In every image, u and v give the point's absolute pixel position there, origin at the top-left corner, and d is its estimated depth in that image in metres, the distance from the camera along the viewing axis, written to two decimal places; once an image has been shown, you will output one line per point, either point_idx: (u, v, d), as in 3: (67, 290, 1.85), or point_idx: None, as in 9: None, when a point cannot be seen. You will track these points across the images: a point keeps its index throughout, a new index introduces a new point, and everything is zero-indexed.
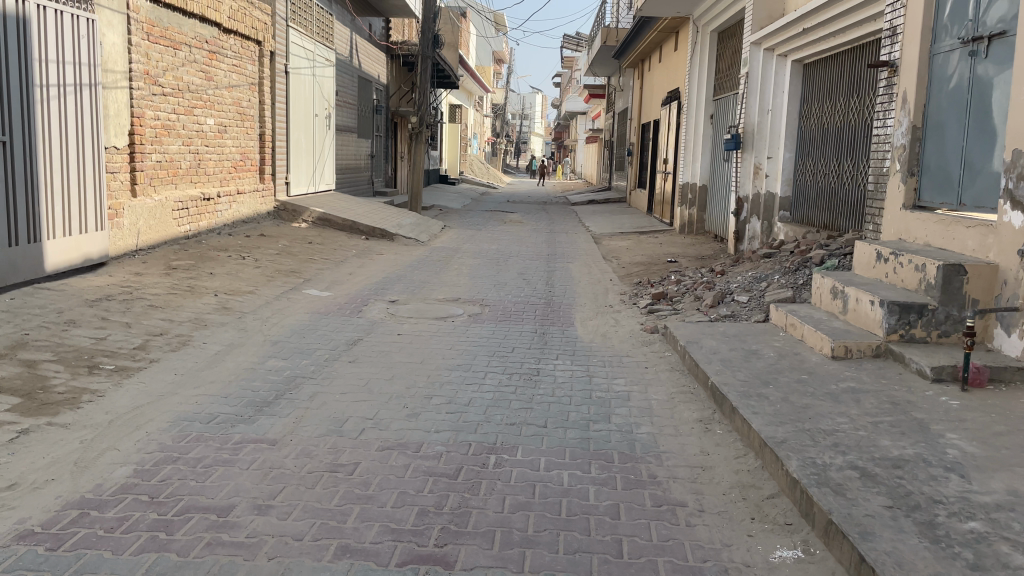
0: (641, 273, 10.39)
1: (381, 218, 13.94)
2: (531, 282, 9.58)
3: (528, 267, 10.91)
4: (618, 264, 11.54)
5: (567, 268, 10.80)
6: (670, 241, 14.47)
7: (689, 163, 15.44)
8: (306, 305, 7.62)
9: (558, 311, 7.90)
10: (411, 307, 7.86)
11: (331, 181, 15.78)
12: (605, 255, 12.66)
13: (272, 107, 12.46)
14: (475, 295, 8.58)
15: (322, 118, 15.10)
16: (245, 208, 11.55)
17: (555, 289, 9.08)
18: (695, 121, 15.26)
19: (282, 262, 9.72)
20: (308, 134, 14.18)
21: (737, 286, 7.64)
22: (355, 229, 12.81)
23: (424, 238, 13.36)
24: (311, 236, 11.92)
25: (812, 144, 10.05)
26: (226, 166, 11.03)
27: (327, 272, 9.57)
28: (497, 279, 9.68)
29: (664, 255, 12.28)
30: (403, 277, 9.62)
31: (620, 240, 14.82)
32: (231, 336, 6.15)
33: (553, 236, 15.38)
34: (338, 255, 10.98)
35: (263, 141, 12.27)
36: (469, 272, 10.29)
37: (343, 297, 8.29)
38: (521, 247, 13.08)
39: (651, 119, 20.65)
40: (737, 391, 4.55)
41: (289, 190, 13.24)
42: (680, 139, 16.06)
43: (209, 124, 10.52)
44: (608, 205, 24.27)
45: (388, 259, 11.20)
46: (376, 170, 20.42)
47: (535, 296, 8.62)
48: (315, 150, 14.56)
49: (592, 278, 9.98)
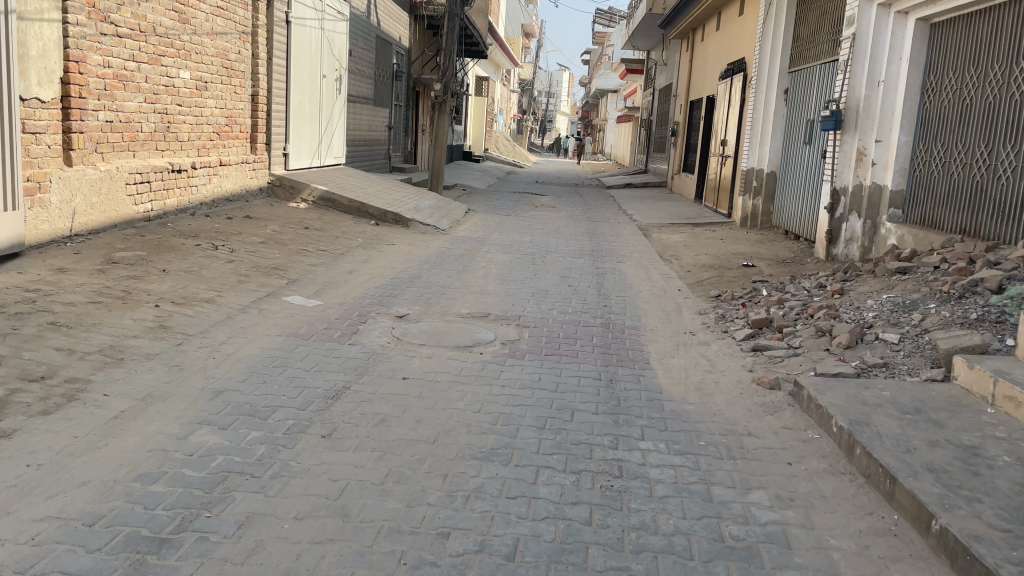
0: (716, 280, 8.26)
1: (395, 199, 11.91)
2: (580, 291, 7.48)
3: (571, 268, 8.81)
4: (682, 266, 9.40)
5: (620, 272, 8.70)
6: (733, 238, 12.31)
7: (756, 146, 13.23)
8: (283, 321, 5.62)
9: (624, 338, 5.82)
10: (426, 328, 5.83)
11: (340, 154, 13.69)
12: (660, 252, 10.52)
13: (268, 62, 10.40)
14: (511, 310, 6.52)
15: (332, 80, 13.01)
16: (230, 183, 9.54)
17: (613, 303, 6.99)
18: (765, 97, 13.02)
19: (266, 254, 7.71)
20: (313, 97, 12.10)
21: (874, 316, 5.50)
22: (363, 212, 10.76)
23: (445, 226, 11.30)
24: (308, 220, 9.89)
25: (941, 126, 7.88)
26: (205, 130, 9.01)
27: (322, 269, 7.56)
28: (536, 286, 7.60)
29: (734, 255, 10.12)
30: (418, 279, 7.59)
31: (675, 234, 12.67)
32: (154, 381, 4.15)
33: (594, 225, 13.23)
34: (341, 245, 8.98)
35: (255, 103, 10.22)
36: (501, 273, 8.24)
37: (335, 306, 6.28)
38: (559, 240, 10.98)
39: (702, 96, 18.40)
40: (1014, 565, 2.47)
41: (288, 163, 11.20)
42: (745, 117, 13.81)
43: (183, 78, 8.48)
44: (647, 191, 22.11)
45: (401, 252, 9.17)
46: (393, 143, 18.31)
47: (589, 314, 6.54)
48: (321, 117, 12.51)
49: (656, 288, 7.87)
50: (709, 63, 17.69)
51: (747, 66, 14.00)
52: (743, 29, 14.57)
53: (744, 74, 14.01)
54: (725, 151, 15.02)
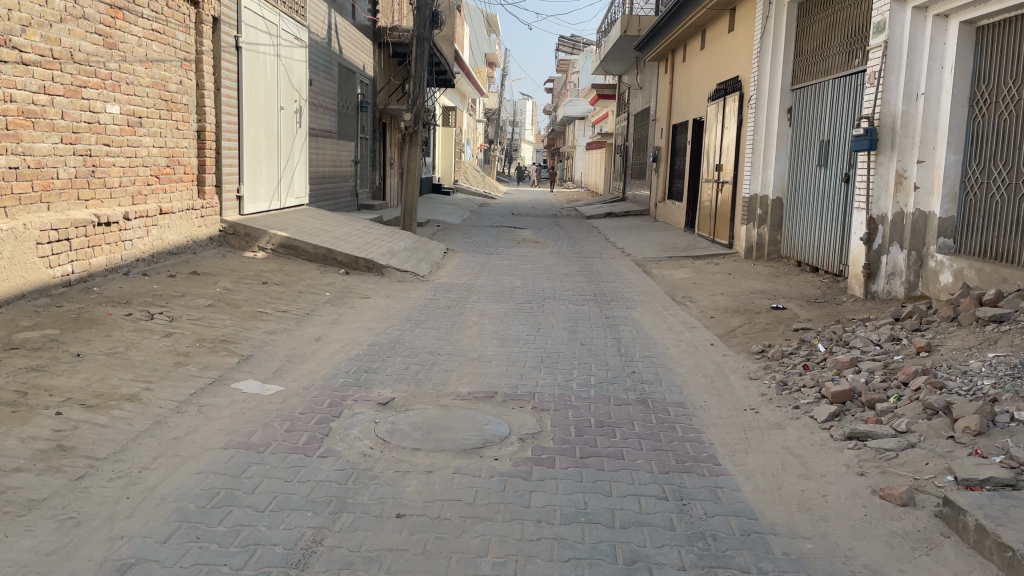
0: (750, 329, 7.06)
1: (366, 242, 10.62)
2: (597, 352, 6.21)
3: (577, 319, 7.56)
4: (701, 310, 8.19)
5: (634, 322, 7.47)
6: (741, 272, 11.18)
7: (759, 170, 12.19)
8: (231, 420, 4.28)
9: (673, 423, 4.55)
10: (418, 419, 4.52)
11: (303, 194, 12.37)
12: (670, 293, 9.34)
13: (216, 93, 9.10)
14: (521, 385, 5.24)
15: (291, 112, 11.74)
16: (172, 234, 8.18)
17: (642, 369, 5.73)
18: (767, 117, 12.00)
19: (216, 320, 6.37)
20: (270, 131, 10.81)
21: (992, 384, 4.32)
22: (330, 259, 9.46)
23: (424, 271, 10.04)
24: (268, 272, 8.54)
25: (1000, 142, 6.79)
26: (141, 173, 7.66)
27: (285, 338, 6.23)
28: (545, 348, 6.33)
29: (755, 295, 8.95)
30: (401, 345, 6.29)
31: (676, 270, 11.51)
32: (27, 556, 2.79)
33: (587, 262, 12.02)
34: (306, 302, 7.67)
35: (202, 140, 8.90)
36: (498, 331, 6.97)
37: (302, 392, 4.95)
38: (554, 283, 9.74)
39: (687, 119, 17.46)
40: None
41: (242, 208, 9.86)
42: (744, 139, 12.79)
43: (112, 112, 7.15)
44: (629, 220, 21.04)
45: (376, 306, 7.88)
46: (361, 179, 17.03)
47: (617, 387, 5.27)
48: (280, 154, 11.22)
49: (684, 343, 6.64)
50: (694, 84, 16.77)
51: (743, 85, 13.01)
52: (734, 47, 13.63)
53: (740, 93, 13.02)
54: (721, 177, 13.99)
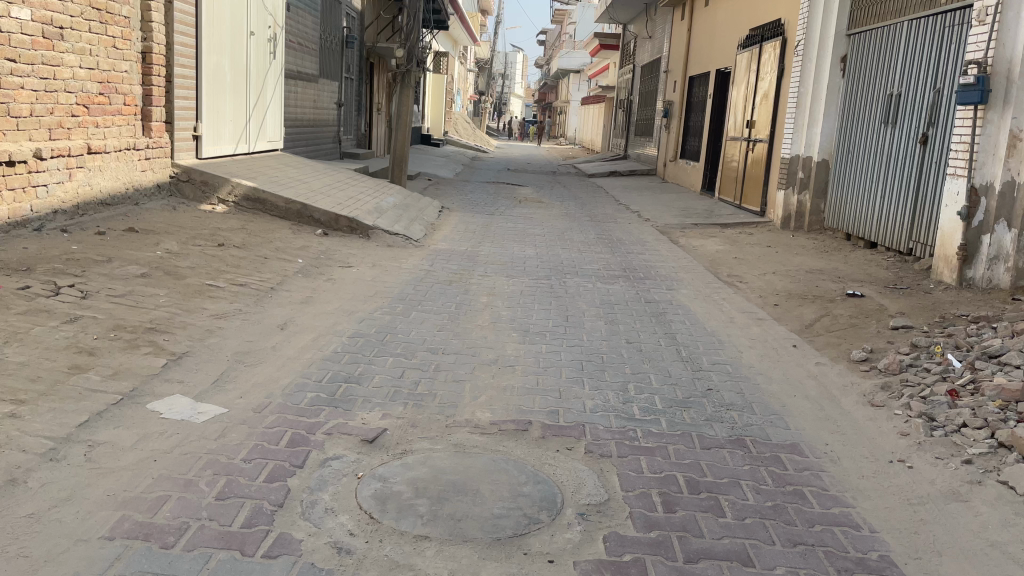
0: (833, 326, 5.60)
1: (349, 196, 9.01)
2: (653, 355, 4.71)
3: (613, 304, 6.05)
4: (759, 295, 6.70)
5: (683, 310, 5.97)
6: (783, 246, 9.71)
7: (804, 128, 10.61)
8: (131, 478, 2.75)
9: (799, 488, 3.06)
10: (422, 472, 3.00)
11: (276, 137, 10.67)
12: (711, 269, 7.85)
13: (166, 6, 7.34)
14: (563, 411, 3.73)
15: (265, 40, 9.98)
16: (105, 179, 6.53)
17: (719, 386, 4.23)
18: (817, 67, 10.37)
19: (146, 298, 4.79)
20: (237, 61, 9.08)
21: None
22: (305, 216, 7.86)
23: (418, 234, 8.49)
24: (227, 231, 6.93)
25: None
26: (62, 101, 5.97)
27: (238, 326, 4.67)
28: (584, 347, 4.82)
29: (816, 277, 7.46)
30: (393, 339, 4.76)
31: (707, 241, 10.01)
32: None
33: (604, 228, 10.47)
34: (273, 272, 6.10)
35: (147, 64, 7.17)
36: (516, 319, 5.46)
37: (251, 418, 3.41)
38: (573, 253, 8.20)
39: (709, 70, 15.81)
40: None
41: (201, 150, 8.18)
42: (786, 91, 11.17)
43: (18, 18, 5.43)
44: (635, 179, 19.47)
45: (360, 279, 6.34)
46: (345, 125, 15.29)
47: (697, 418, 3.77)
48: (249, 89, 9.49)
49: (758, 343, 5.15)
50: (720, 30, 15.06)
51: (787, 28, 11.34)
52: None
53: (783, 39, 11.36)
54: (753, 135, 12.41)
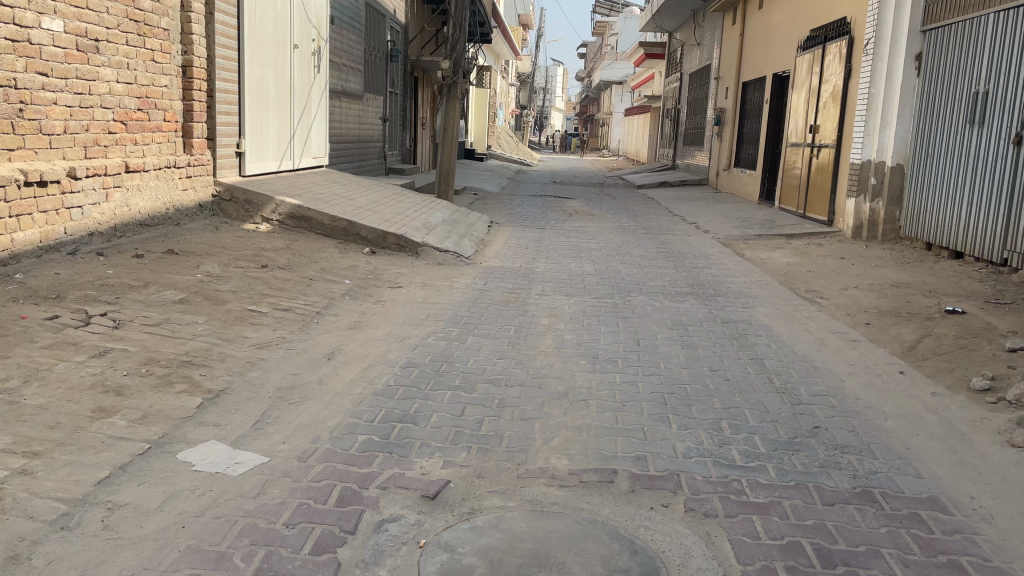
0: (939, 350, 4.97)
1: (396, 213, 8.63)
2: (742, 387, 4.17)
3: (686, 325, 5.51)
4: (846, 312, 6.09)
5: (765, 331, 5.41)
6: (858, 257, 9.05)
7: (875, 131, 9.94)
8: (153, 552, 2.31)
9: (958, 560, 2.50)
10: (495, 539, 2.53)
11: (321, 153, 10.36)
12: (786, 284, 7.26)
13: (206, 17, 7.04)
14: (652, 456, 3.22)
15: (308, 53, 9.69)
16: (144, 199, 6.22)
17: (827, 423, 3.67)
18: (890, 65, 9.70)
19: (182, 326, 4.41)
20: (280, 75, 8.79)
21: None
22: (351, 234, 7.48)
23: (468, 250, 8.06)
24: (270, 251, 6.58)
25: None
26: (97, 118, 5.66)
27: (281, 356, 4.26)
28: (663, 377, 4.29)
29: (904, 291, 6.82)
30: (450, 369, 4.30)
31: (774, 253, 9.40)
32: None
33: (662, 241, 9.91)
34: (319, 294, 5.70)
35: (188, 78, 6.87)
36: (582, 344, 4.96)
37: (294, 469, 2.97)
38: (634, 268, 7.68)
39: (765, 74, 15.17)
40: None
41: (244, 168, 7.88)
42: (855, 93, 10.50)
43: (51, 30, 5.13)
44: (687, 190, 18.85)
45: (410, 301, 5.91)
46: (390, 141, 15.00)
47: (809, 464, 3.22)
48: (292, 104, 9.20)
49: (858, 369, 4.56)
50: (776, 32, 14.43)
51: (853, 26, 10.69)
52: None
53: (849, 37, 10.71)
54: (817, 141, 11.76)
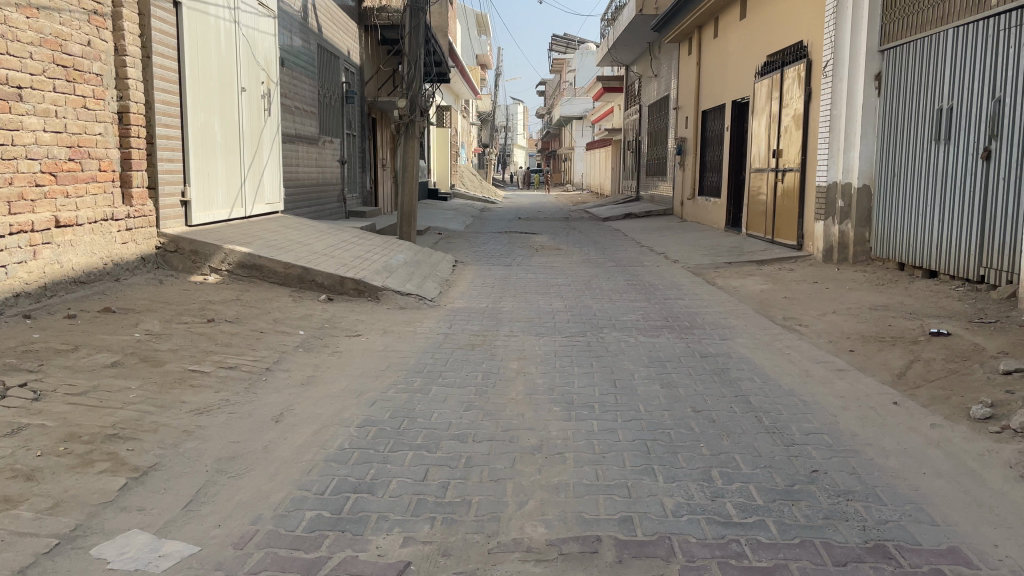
0: (931, 375, 4.70)
1: (355, 256, 8.27)
2: (729, 428, 3.85)
3: (664, 362, 5.20)
4: (828, 339, 5.83)
5: (747, 365, 5.11)
6: (831, 280, 8.86)
7: (839, 153, 9.83)
8: None
9: None
10: None
11: (275, 199, 10.00)
12: (763, 312, 7.00)
13: (144, 62, 6.70)
14: (638, 517, 2.87)
15: (258, 96, 9.38)
16: (79, 255, 5.80)
17: (826, 466, 3.35)
18: (850, 86, 9.66)
19: (113, 393, 3.99)
20: (228, 119, 8.45)
21: None
22: (306, 281, 7.09)
23: (432, 292, 7.70)
24: (218, 304, 6.17)
25: None
26: (22, 170, 5.26)
27: (223, 423, 3.86)
28: (645, 422, 3.96)
29: (884, 314, 6.59)
30: (412, 425, 3.92)
31: (746, 280, 9.18)
32: None
33: (632, 273, 9.66)
34: (270, 348, 5.30)
35: (125, 125, 6.50)
36: (555, 388, 4.62)
37: (229, 559, 2.57)
38: (605, 303, 7.38)
39: (724, 102, 15.16)
40: None
41: (191, 217, 7.49)
42: (816, 115, 10.44)
43: None
44: (653, 220, 18.73)
45: (369, 350, 5.53)
46: (349, 183, 14.68)
47: (812, 516, 2.89)
48: (242, 149, 8.85)
49: (850, 402, 4.27)
50: (733, 59, 14.45)
51: (810, 50, 10.67)
52: (793, 7, 11.31)
53: (807, 61, 10.68)
54: (781, 165, 11.67)
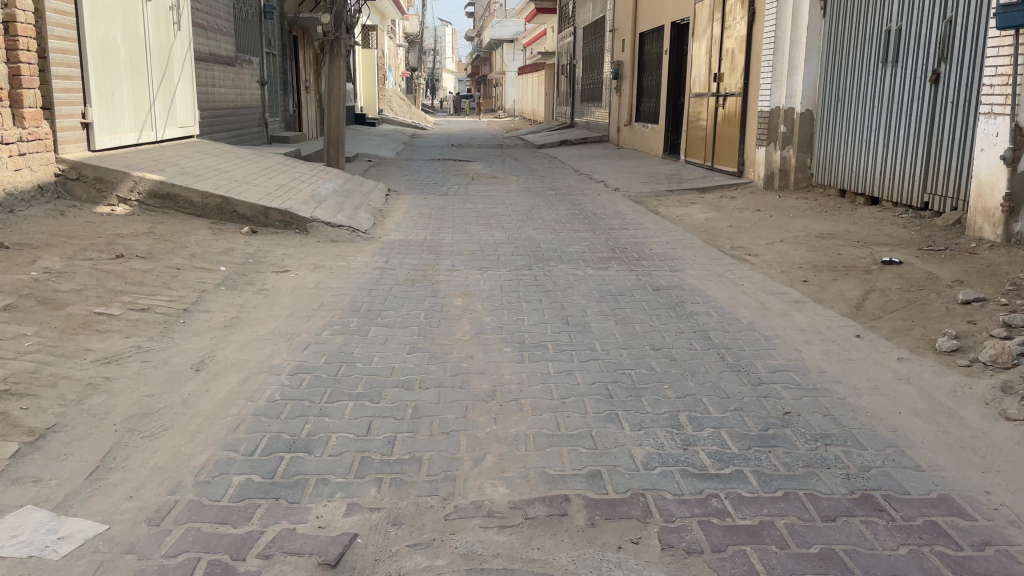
0: (888, 307, 4.57)
1: (281, 185, 7.69)
2: (692, 367, 3.62)
3: (615, 296, 4.94)
4: (779, 268, 5.67)
5: (701, 298, 4.90)
6: (774, 208, 8.73)
7: (783, 76, 9.64)
8: None
9: None
10: None
11: (189, 123, 9.23)
12: (710, 241, 6.81)
13: None
14: (608, 471, 2.61)
15: (166, 7, 8.52)
16: None
17: (798, 408, 3.15)
18: (795, 7, 9.36)
19: (3, 341, 3.49)
20: (132, 32, 7.64)
21: None
22: (227, 212, 6.53)
23: (365, 223, 7.24)
24: (128, 238, 5.60)
25: None
26: None
27: (133, 375, 3.41)
28: (603, 362, 3.69)
29: (832, 243, 6.46)
30: (350, 372, 3.56)
31: (689, 208, 8.98)
32: None
33: (573, 202, 9.34)
34: (187, 286, 4.81)
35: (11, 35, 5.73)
36: (504, 326, 4.31)
37: (142, 540, 2.20)
38: (548, 234, 7.06)
39: (662, 23, 14.73)
40: None
41: (94, 141, 6.78)
42: (759, 37, 10.15)
43: None
44: (589, 147, 18.38)
45: (300, 287, 5.09)
46: (271, 107, 13.81)
47: (793, 465, 2.68)
48: (150, 66, 8.06)
49: (812, 336, 4.09)
50: None
51: None
52: None
53: None
54: (722, 89, 11.41)
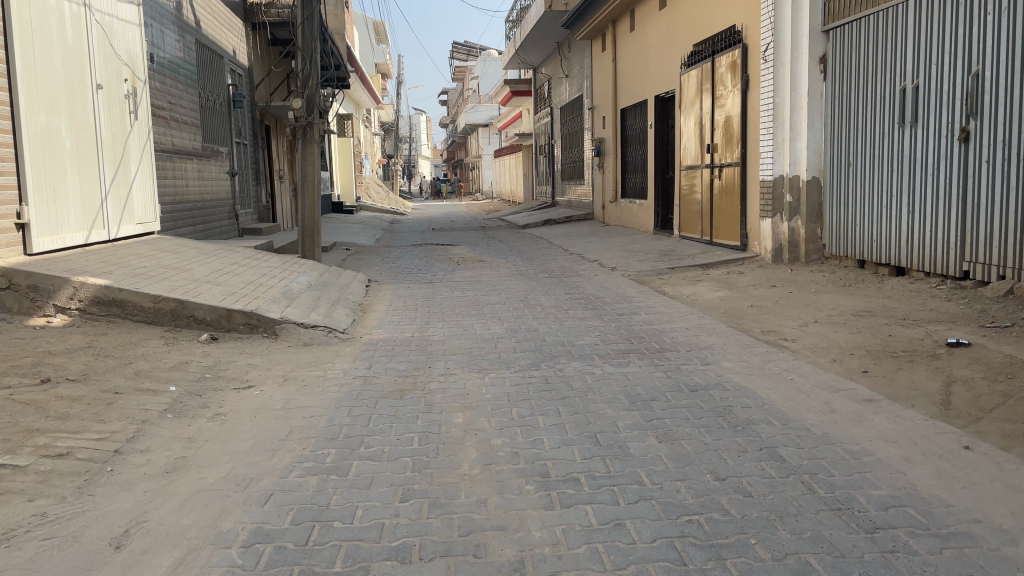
0: (982, 403, 3.78)
1: (248, 282, 6.87)
2: (777, 506, 2.76)
3: (648, 402, 4.10)
4: (828, 356, 4.88)
5: (751, 400, 4.07)
6: (791, 282, 8.02)
7: (785, 143, 9.06)
8: None
9: None
10: None
11: (148, 218, 8.46)
12: (735, 325, 6.03)
13: None
14: None
15: (120, 96, 7.86)
16: None
17: (946, 571, 2.29)
18: (792, 71, 8.88)
19: None
20: (80, 123, 6.93)
21: None
22: (184, 316, 5.68)
23: (343, 321, 6.41)
24: (61, 356, 4.71)
25: None
26: None
27: (26, 563, 2.49)
28: (659, 504, 2.82)
29: (875, 322, 5.71)
30: (326, 537, 2.66)
31: (698, 286, 8.25)
32: None
33: (570, 285, 8.60)
34: (125, 417, 3.91)
35: None
36: (521, 452, 3.44)
37: None
38: (552, 324, 6.25)
39: (645, 97, 14.38)
40: None
41: (31, 245, 5.96)
42: (755, 104, 9.66)
43: None
44: (575, 225, 17.83)
45: (265, 407, 4.21)
46: (242, 197, 13.11)
47: None
48: (102, 159, 7.32)
49: (908, 449, 3.26)
50: (654, 52, 13.67)
51: (745, 34, 9.88)
52: None
53: (741, 46, 9.91)
54: (717, 160, 10.87)
